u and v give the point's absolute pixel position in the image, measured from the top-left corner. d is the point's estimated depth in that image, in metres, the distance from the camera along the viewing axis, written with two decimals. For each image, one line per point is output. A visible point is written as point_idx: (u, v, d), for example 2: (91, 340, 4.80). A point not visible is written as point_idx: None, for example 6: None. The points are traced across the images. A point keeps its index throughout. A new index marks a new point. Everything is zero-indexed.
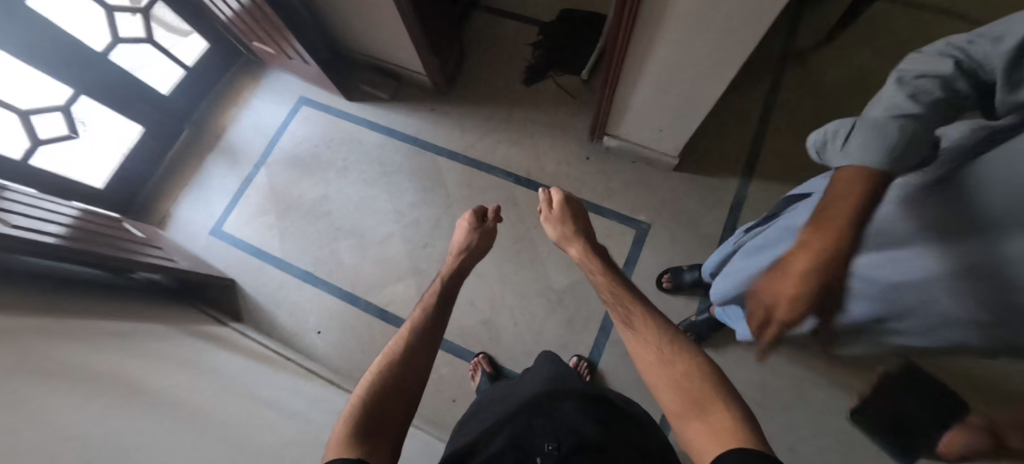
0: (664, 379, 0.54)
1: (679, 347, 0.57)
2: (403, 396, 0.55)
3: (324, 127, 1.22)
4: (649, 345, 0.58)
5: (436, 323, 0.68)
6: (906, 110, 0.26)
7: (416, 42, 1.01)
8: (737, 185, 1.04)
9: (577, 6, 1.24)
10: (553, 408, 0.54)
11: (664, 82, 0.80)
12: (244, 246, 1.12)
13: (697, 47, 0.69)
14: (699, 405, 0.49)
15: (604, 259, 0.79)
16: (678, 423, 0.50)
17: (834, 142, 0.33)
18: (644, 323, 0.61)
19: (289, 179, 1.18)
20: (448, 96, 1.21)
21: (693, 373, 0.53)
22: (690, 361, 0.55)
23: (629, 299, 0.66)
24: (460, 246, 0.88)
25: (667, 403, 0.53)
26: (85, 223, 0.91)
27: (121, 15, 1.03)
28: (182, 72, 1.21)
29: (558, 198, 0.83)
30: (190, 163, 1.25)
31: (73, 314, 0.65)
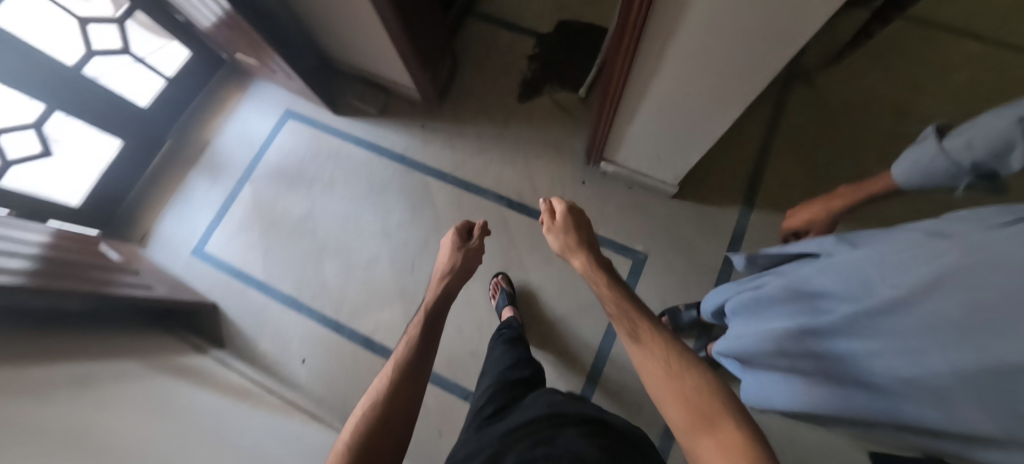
0: (670, 394, 0.48)
1: (688, 361, 0.52)
2: (393, 425, 0.52)
3: (309, 141, 1.17)
4: (657, 360, 0.53)
5: (427, 349, 0.65)
6: (966, 146, 0.35)
7: (404, 58, 0.96)
8: (736, 214, 1.00)
9: (575, 18, 1.18)
10: (554, 434, 0.44)
11: (664, 113, 0.75)
12: (226, 267, 1.08)
13: (699, 82, 0.64)
14: (705, 418, 0.43)
15: (606, 274, 0.75)
16: (685, 439, 0.45)
17: (918, 147, 0.41)
18: (654, 339, 0.56)
19: (272, 195, 1.14)
20: (438, 111, 1.16)
21: (702, 387, 0.48)
22: (698, 374, 0.50)
23: (636, 316, 0.62)
24: (446, 265, 0.83)
25: (672, 416, 0.48)
26: (58, 246, 0.87)
27: (94, 26, 0.98)
28: (162, 82, 1.16)
29: (559, 208, 0.80)
30: (171, 175, 1.20)
31: (47, 358, 0.62)
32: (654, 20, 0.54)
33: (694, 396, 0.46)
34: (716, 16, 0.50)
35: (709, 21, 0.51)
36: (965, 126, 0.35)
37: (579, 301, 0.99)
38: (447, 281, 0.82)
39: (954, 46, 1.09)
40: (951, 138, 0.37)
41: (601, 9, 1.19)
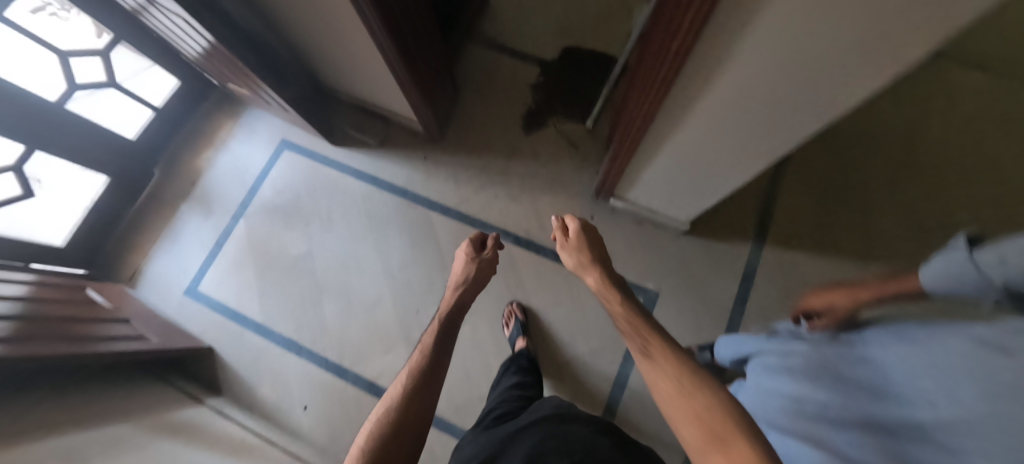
0: (682, 413, 0.40)
1: (704, 376, 0.43)
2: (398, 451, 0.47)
3: (306, 174, 1.13)
4: (667, 374, 0.45)
5: (443, 365, 0.59)
6: (1002, 266, 0.33)
7: (406, 88, 0.93)
8: (747, 251, 0.99)
9: (579, 45, 1.16)
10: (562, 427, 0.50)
11: (680, 161, 0.73)
12: (222, 308, 1.04)
13: (721, 138, 0.62)
14: (723, 442, 0.35)
15: (619, 286, 0.67)
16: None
17: (954, 253, 0.39)
18: (668, 351, 0.48)
19: (268, 231, 1.09)
20: (441, 142, 1.12)
21: (720, 405, 0.38)
22: (716, 390, 0.41)
23: (646, 328, 0.54)
24: (458, 279, 0.79)
25: (687, 440, 0.39)
26: (42, 296, 0.82)
27: (77, 59, 0.92)
28: (151, 113, 1.11)
29: (574, 223, 0.75)
30: (159, 209, 1.15)
31: (37, 434, 0.58)
32: (690, 68, 0.51)
33: (710, 415, 0.37)
34: (751, 78, 0.48)
35: (742, 83, 0.50)
36: (999, 243, 0.34)
37: (589, 342, 0.97)
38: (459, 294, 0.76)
39: (960, 76, 1.09)
40: (984, 254, 0.35)
41: (605, 37, 1.17)
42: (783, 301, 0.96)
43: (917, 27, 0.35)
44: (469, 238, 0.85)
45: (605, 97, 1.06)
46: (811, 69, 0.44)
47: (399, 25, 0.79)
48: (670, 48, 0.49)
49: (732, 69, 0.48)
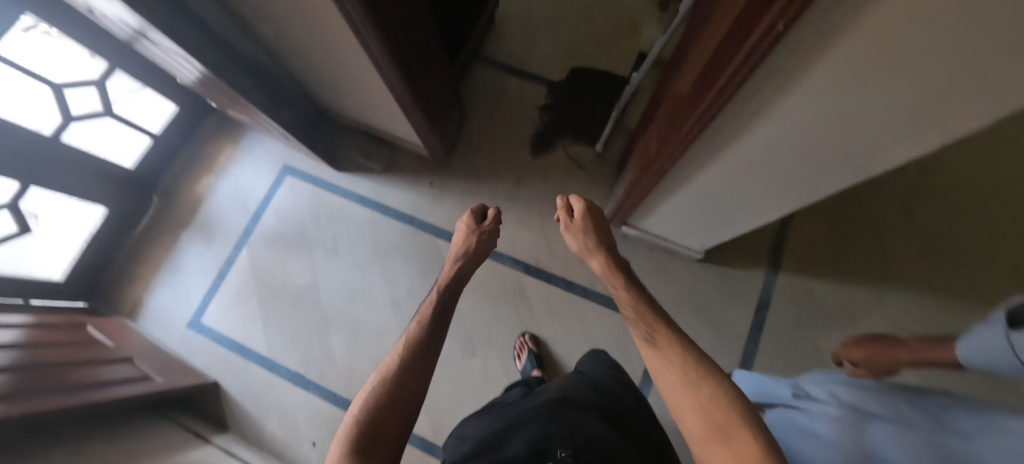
0: (689, 402, 0.45)
1: (708, 365, 0.47)
2: (400, 408, 0.54)
3: (310, 201, 1.10)
4: (673, 365, 0.49)
5: (438, 335, 0.65)
6: None
7: (414, 119, 0.90)
8: (762, 278, 0.97)
9: (587, 66, 1.15)
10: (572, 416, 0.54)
11: (700, 199, 0.71)
12: (227, 341, 1.02)
13: (748, 183, 0.60)
14: (724, 431, 0.41)
15: (623, 269, 0.69)
16: (703, 451, 0.43)
17: (990, 328, 0.37)
18: (672, 341, 0.51)
19: (272, 260, 1.07)
20: (448, 167, 1.10)
21: (723, 397, 0.44)
22: (719, 381, 0.45)
23: (650, 316, 0.57)
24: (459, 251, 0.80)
25: (689, 426, 0.45)
26: (38, 340, 0.80)
27: (71, 91, 0.89)
28: (148, 140, 1.08)
29: (577, 204, 0.74)
30: (159, 239, 1.12)
31: None
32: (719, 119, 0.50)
33: (713, 407, 0.43)
34: (786, 133, 0.47)
35: (776, 135, 0.48)
36: None
37: None
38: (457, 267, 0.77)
39: None
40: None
41: (612, 57, 1.15)
42: (799, 330, 0.94)
43: (962, 109, 0.34)
44: (471, 209, 0.84)
45: (616, 120, 1.04)
46: (848, 131, 0.43)
47: (407, 58, 0.77)
48: (699, 100, 0.48)
49: (770, 120, 0.46)
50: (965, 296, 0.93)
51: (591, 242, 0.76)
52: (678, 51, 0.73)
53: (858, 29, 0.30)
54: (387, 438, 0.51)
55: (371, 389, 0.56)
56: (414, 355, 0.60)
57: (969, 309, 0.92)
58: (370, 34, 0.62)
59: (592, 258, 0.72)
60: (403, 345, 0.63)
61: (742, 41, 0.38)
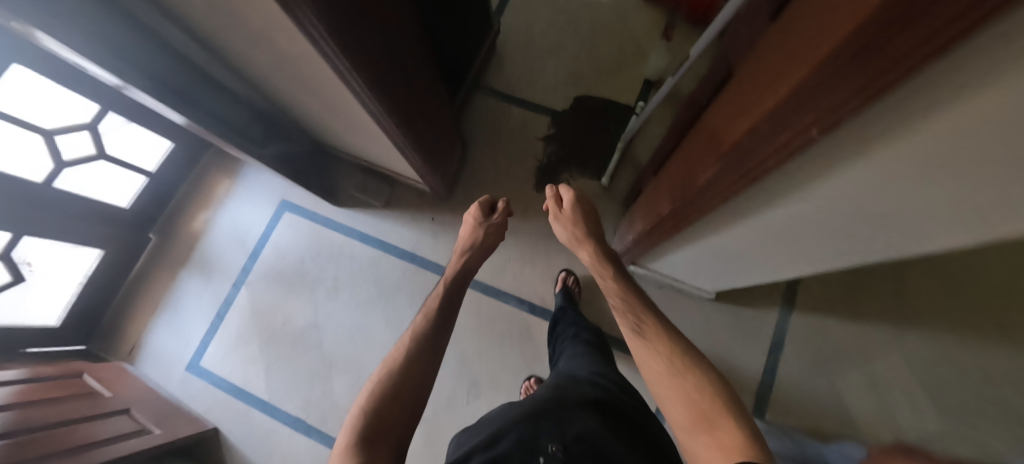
0: (674, 392, 0.56)
1: (690, 357, 0.59)
2: (404, 401, 0.59)
3: (310, 237, 1.08)
4: (659, 357, 0.60)
5: (440, 332, 0.70)
6: None
7: (413, 160, 0.88)
8: (775, 317, 0.94)
9: (591, 94, 1.12)
10: (562, 408, 0.58)
11: (714, 253, 0.68)
12: (226, 385, 1.00)
13: (767, 245, 0.57)
14: (708, 419, 0.51)
15: (612, 261, 0.79)
16: (687, 437, 0.53)
17: None
18: (657, 333, 0.63)
19: (271, 299, 1.05)
20: (450, 201, 1.07)
21: (705, 388, 0.55)
22: (699, 374, 0.57)
23: (638, 310, 0.68)
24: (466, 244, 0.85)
25: (675, 413, 0.55)
26: (30, 398, 0.77)
27: (63, 136, 0.87)
28: (143, 178, 1.05)
29: (568, 197, 0.78)
30: (156, 279, 1.10)
31: None
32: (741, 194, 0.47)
33: (698, 397, 0.54)
34: (813, 214, 0.44)
35: (801, 215, 0.45)
36: None
37: None
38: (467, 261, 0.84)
39: None
40: None
41: (617, 85, 1.12)
42: (816, 370, 0.92)
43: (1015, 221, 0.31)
44: (477, 204, 0.87)
45: (621, 154, 1.00)
46: (886, 219, 0.39)
47: (405, 103, 0.74)
48: (721, 178, 0.45)
49: (797, 204, 0.43)
50: (991, 334, 0.89)
51: (579, 234, 0.82)
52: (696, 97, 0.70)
53: (894, 143, 0.28)
54: (393, 431, 0.56)
55: (378, 382, 0.61)
56: (417, 352, 0.65)
57: (996, 347, 0.88)
58: (363, 89, 0.59)
59: (582, 248, 0.78)
60: (407, 340, 0.68)
61: (771, 149, 0.35)
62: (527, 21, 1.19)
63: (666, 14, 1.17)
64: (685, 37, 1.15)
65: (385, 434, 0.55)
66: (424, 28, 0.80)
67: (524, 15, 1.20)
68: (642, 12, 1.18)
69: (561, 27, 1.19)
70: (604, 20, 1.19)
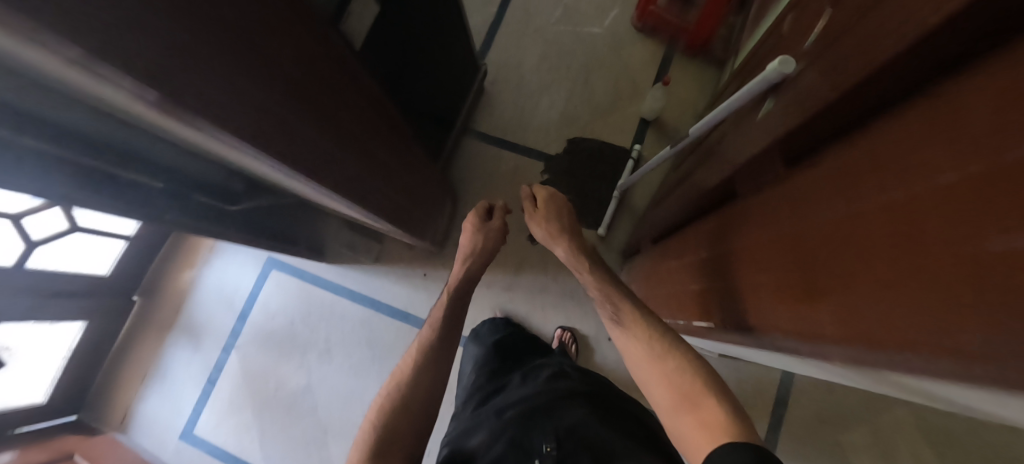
0: (657, 375, 0.53)
1: (669, 339, 0.56)
2: (413, 413, 0.58)
3: (299, 297, 1.05)
4: (639, 341, 0.58)
5: (447, 343, 0.68)
6: None
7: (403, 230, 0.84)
8: (780, 374, 0.92)
9: (586, 137, 1.07)
10: (553, 408, 0.57)
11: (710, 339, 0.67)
12: (221, 453, 0.99)
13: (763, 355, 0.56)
14: (691, 400, 0.48)
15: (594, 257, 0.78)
16: (671, 419, 0.49)
17: None
18: (635, 319, 0.61)
19: (263, 363, 1.02)
20: (442, 255, 1.04)
21: (687, 370, 0.51)
22: (680, 355, 0.53)
23: (618, 299, 0.66)
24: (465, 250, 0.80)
25: (658, 395, 0.52)
26: None
27: (31, 218, 0.81)
28: (122, 243, 1.00)
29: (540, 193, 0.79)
30: (143, 345, 1.07)
31: None
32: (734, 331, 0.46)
33: (679, 380, 0.50)
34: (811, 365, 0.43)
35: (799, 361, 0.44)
36: None
37: None
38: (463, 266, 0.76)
39: None
40: None
41: (613, 124, 1.07)
42: (824, 426, 0.90)
43: None
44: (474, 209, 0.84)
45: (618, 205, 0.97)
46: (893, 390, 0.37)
47: (384, 183, 0.69)
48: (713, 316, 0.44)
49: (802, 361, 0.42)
50: None
51: (555, 232, 0.81)
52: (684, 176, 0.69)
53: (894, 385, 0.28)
54: (402, 444, 0.55)
55: (388, 395, 0.60)
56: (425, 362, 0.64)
57: None
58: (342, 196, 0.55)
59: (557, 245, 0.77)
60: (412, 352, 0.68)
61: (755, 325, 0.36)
62: (517, 57, 1.14)
63: (663, 47, 1.12)
64: (682, 71, 1.10)
65: (393, 448, 0.54)
66: (395, 94, 0.73)
67: (513, 51, 1.15)
68: (637, 44, 1.13)
69: (552, 63, 1.13)
70: (597, 53, 1.13)
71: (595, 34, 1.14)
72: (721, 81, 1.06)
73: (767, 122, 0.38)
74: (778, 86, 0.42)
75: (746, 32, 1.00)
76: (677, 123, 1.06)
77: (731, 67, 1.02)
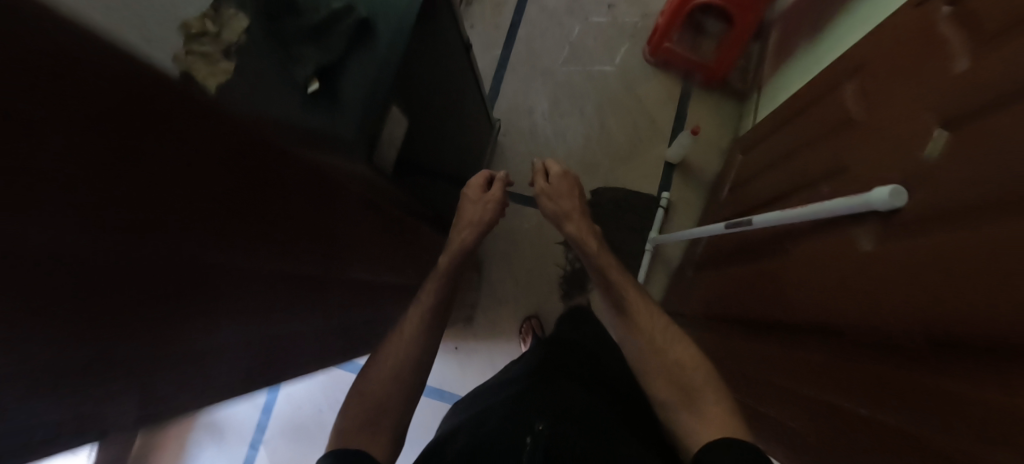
0: (658, 367, 0.61)
1: (670, 329, 0.65)
2: (400, 383, 0.61)
3: (326, 383, 1.00)
4: (644, 329, 0.66)
5: None
6: None
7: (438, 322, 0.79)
8: None
9: (610, 186, 1.02)
10: (550, 396, 0.59)
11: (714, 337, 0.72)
12: None
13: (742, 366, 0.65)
14: (689, 397, 0.56)
15: (598, 239, 0.79)
16: (671, 412, 0.57)
17: None
18: (641, 311, 0.68)
19: (293, 459, 0.97)
20: (471, 325, 0.99)
21: (686, 357, 0.60)
22: (679, 348, 0.62)
23: (621, 284, 0.72)
24: (470, 220, 0.78)
25: (659, 391, 0.60)
26: None
27: None
28: None
29: (555, 170, 0.79)
30: (163, 449, 1.01)
31: None
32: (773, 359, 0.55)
33: (676, 369, 0.59)
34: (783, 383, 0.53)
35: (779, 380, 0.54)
36: None
37: None
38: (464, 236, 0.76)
39: None
40: None
41: (636, 171, 1.03)
42: None
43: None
44: (482, 175, 0.82)
45: (649, 253, 0.96)
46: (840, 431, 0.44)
47: (388, 259, 0.66)
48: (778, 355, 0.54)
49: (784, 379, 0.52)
50: None
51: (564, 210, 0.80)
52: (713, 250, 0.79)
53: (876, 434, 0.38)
54: (389, 414, 0.58)
55: (377, 363, 0.63)
56: (417, 330, 0.67)
57: None
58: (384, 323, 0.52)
59: (569, 221, 0.78)
60: (407, 324, 0.68)
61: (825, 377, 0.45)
62: (527, 103, 1.09)
63: (679, 82, 1.06)
64: (701, 107, 1.05)
65: (384, 413, 0.58)
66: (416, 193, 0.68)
67: (523, 97, 1.09)
68: (651, 81, 1.07)
69: (567, 108, 1.08)
70: (611, 93, 1.07)
71: (607, 74, 1.08)
72: (742, 117, 1.02)
73: (825, 276, 0.46)
74: (915, 221, 0.37)
75: (768, 67, 0.96)
76: (700, 166, 1.02)
77: (752, 104, 0.98)
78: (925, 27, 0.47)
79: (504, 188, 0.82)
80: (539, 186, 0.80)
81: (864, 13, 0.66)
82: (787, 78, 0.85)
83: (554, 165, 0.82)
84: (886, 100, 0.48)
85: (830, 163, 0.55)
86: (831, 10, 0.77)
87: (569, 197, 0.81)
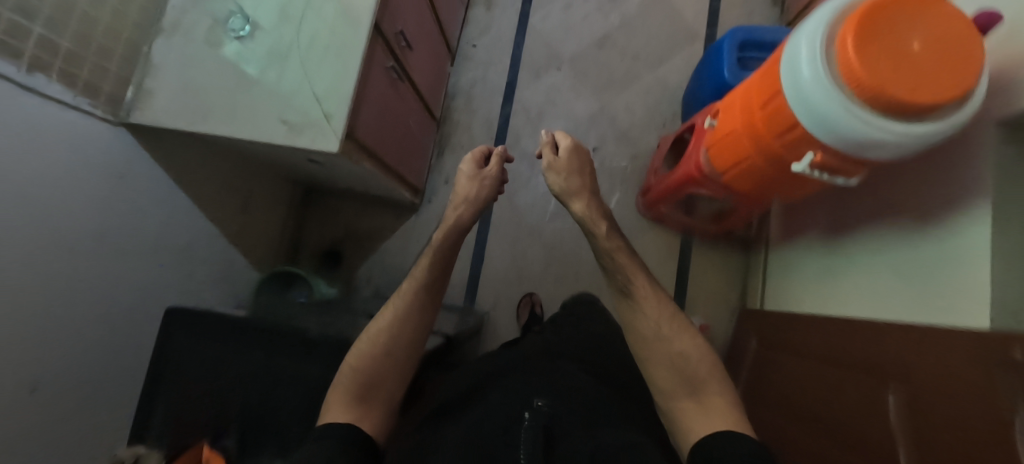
0: (658, 356, 0.50)
1: (683, 323, 0.52)
2: (395, 358, 0.46)
3: None
4: (651, 320, 0.52)
5: None
6: None
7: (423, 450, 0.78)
8: None
9: None
10: (550, 375, 0.56)
11: (816, 344, 0.67)
12: None
13: (822, 386, 0.63)
14: (693, 384, 0.47)
15: (610, 224, 0.62)
16: (664, 402, 0.49)
17: None
18: (650, 298, 0.54)
19: None
20: None
21: (704, 355, 0.49)
22: (692, 337, 0.51)
23: (629, 270, 0.56)
24: (465, 200, 0.60)
25: (656, 377, 0.50)
26: None
27: None
28: None
29: (570, 142, 0.67)
30: None
31: None
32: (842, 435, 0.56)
33: (685, 366, 0.48)
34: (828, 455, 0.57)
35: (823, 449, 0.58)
36: None
37: None
38: (455, 214, 0.58)
39: None
40: None
41: None
42: None
43: None
44: (478, 150, 0.66)
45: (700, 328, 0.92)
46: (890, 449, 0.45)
47: None
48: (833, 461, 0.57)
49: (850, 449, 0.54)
50: None
51: (572, 189, 0.66)
52: (768, 434, 0.72)
53: None
54: (387, 387, 0.44)
55: (386, 318, 0.48)
56: (413, 306, 0.49)
57: None
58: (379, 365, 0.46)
59: (575, 198, 0.64)
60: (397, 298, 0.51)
61: None
62: (517, 269, 1.00)
63: (678, 236, 0.98)
64: (704, 260, 0.97)
65: (374, 392, 0.43)
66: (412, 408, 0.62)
67: (511, 263, 1.00)
68: (648, 234, 0.98)
69: (559, 271, 1.00)
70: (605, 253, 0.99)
71: None
72: (750, 269, 0.94)
73: None
74: None
75: (775, 229, 0.88)
76: (713, 328, 0.94)
77: (761, 263, 0.90)
78: (981, 411, 0.39)
79: (503, 164, 0.67)
80: (545, 160, 0.67)
81: (889, 261, 0.58)
82: (802, 264, 0.77)
83: (565, 137, 0.69)
84: (922, 446, 0.44)
85: (863, 436, 0.53)
86: (843, 210, 0.69)
87: (581, 171, 0.67)
